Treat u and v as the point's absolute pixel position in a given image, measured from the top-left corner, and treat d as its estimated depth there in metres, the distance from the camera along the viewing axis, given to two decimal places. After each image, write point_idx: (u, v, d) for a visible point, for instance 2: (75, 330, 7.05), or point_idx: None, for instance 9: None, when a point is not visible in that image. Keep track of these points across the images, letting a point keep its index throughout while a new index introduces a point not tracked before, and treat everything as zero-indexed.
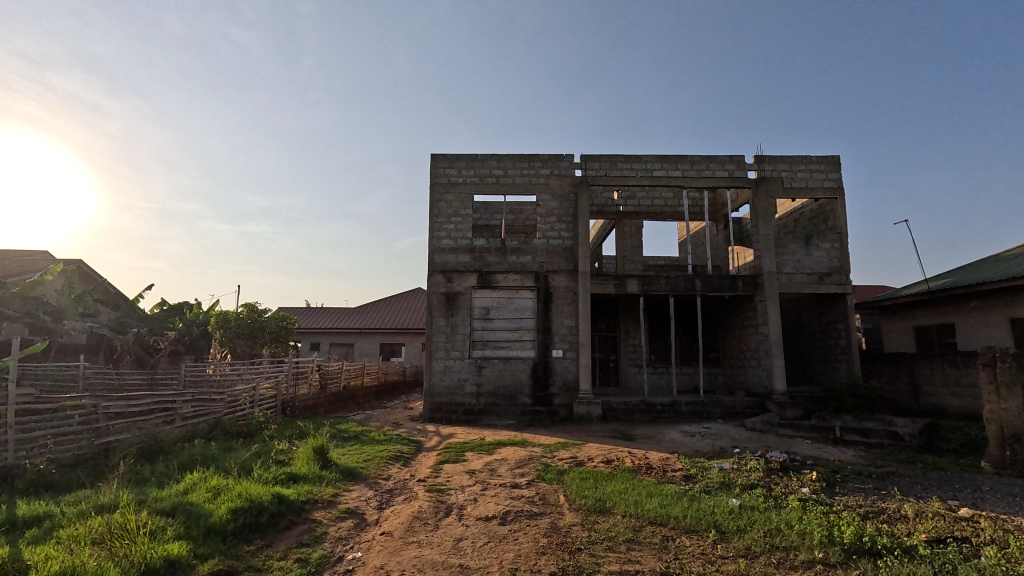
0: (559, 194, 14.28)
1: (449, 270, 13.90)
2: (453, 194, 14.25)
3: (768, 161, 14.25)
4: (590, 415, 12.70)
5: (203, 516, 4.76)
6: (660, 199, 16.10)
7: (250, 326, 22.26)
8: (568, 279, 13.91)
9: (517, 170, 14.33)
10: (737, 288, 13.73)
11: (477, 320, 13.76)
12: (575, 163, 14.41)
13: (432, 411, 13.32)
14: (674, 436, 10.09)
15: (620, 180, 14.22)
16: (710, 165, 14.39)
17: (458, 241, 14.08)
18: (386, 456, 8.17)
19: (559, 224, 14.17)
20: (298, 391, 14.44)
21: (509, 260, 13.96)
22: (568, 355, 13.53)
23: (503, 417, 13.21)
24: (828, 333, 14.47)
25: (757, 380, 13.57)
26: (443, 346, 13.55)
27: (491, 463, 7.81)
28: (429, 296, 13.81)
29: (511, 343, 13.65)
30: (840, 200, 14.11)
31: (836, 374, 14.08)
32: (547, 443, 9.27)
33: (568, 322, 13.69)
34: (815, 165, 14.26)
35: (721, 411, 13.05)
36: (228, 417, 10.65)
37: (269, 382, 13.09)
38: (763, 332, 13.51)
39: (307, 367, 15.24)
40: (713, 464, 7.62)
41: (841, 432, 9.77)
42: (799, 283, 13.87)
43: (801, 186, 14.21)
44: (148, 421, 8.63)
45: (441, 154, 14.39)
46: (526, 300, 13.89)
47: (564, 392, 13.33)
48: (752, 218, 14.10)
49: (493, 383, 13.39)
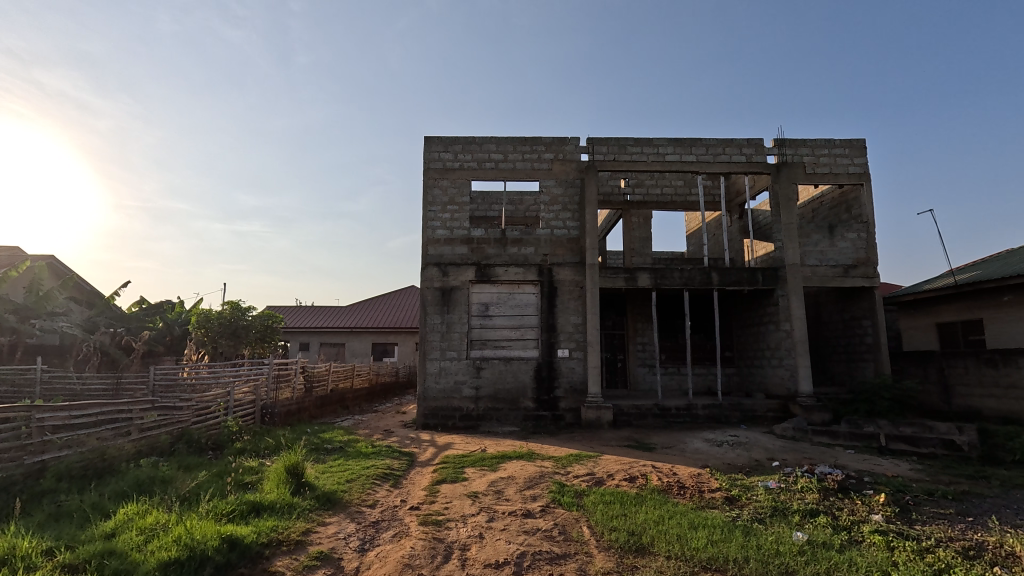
0: (564, 180, 13.16)
1: (445, 263, 12.75)
2: (448, 180, 13.10)
3: (789, 145, 13.22)
4: (599, 420, 11.60)
5: (124, 573, 3.59)
6: (669, 186, 15.48)
7: (233, 324, 20.85)
8: (574, 272, 12.79)
9: (518, 154, 13.20)
10: (757, 282, 12.68)
11: (475, 318, 12.62)
12: (582, 147, 13.31)
13: (426, 417, 12.16)
14: (699, 446, 8.99)
15: (630, 166, 13.15)
16: (726, 149, 13.32)
17: (454, 231, 12.94)
18: (372, 475, 7.00)
19: (564, 213, 13.07)
20: (280, 394, 13.25)
21: (509, 252, 12.85)
22: (575, 355, 12.41)
23: (504, 423, 12.07)
24: (852, 330, 13.46)
25: (779, 381, 12.53)
26: (438, 346, 12.41)
27: (495, 483, 6.66)
28: (423, 291, 12.66)
29: (513, 343, 12.52)
30: (865, 186, 13.10)
31: (863, 373, 13.06)
32: (559, 456, 8.17)
33: (575, 319, 12.57)
34: (839, 149, 13.25)
35: (742, 415, 11.99)
36: (196, 427, 9.43)
37: (247, 386, 11.89)
38: (786, 329, 12.47)
39: (291, 369, 14.06)
40: (757, 482, 6.52)
41: (887, 441, 8.62)
42: (824, 276, 12.82)
43: (823, 172, 13.19)
44: (97, 434, 7.41)
45: (436, 136, 13.24)
46: (528, 295, 12.77)
47: (571, 396, 12.22)
48: (772, 206, 13.06)
49: (492, 386, 12.25)
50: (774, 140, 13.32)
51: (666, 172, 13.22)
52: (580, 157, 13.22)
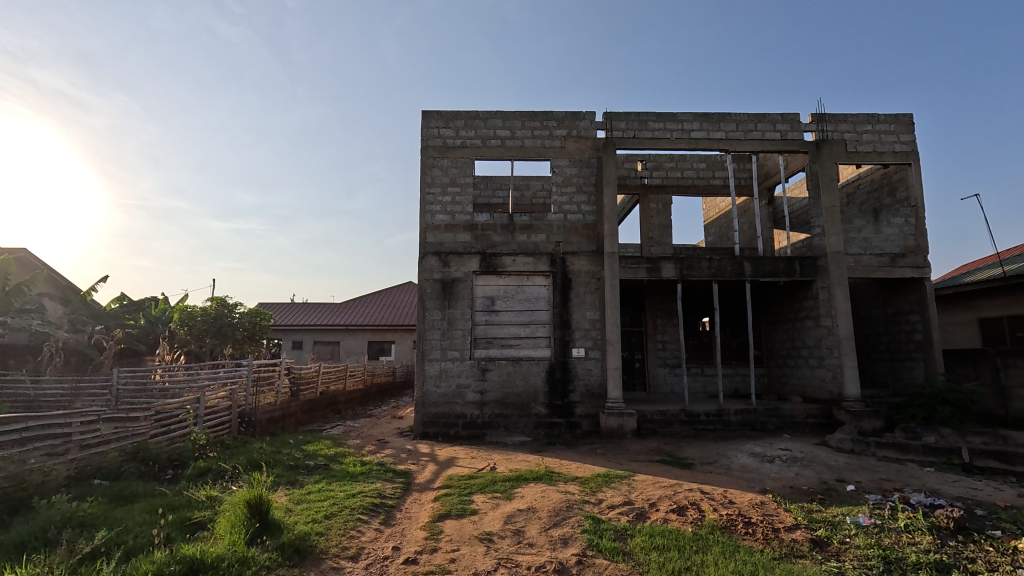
0: (579, 159, 11.79)
1: (445, 252, 11.38)
2: (449, 159, 11.72)
3: (829, 121, 11.88)
4: (621, 429, 10.24)
5: None
6: (691, 169, 14.22)
7: (217, 322, 19.48)
8: (590, 262, 11.42)
9: (527, 130, 11.83)
10: (794, 273, 11.35)
11: (480, 313, 11.25)
12: (598, 123, 11.95)
13: (425, 426, 10.79)
14: (745, 461, 7.67)
15: (652, 143, 11.80)
16: (759, 125, 11.96)
17: (455, 216, 11.58)
18: (358, 507, 5.60)
19: (578, 195, 11.69)
20: (261, 400, 11.86)
21: (518, 240, 11.50)
22: (592, 356, 11.05)
23: (513, 431, 10.72)
24: (898, 326, 12.15)
25: (819, 383, 11.22)
26: (438, 346, 11.03)
27: (513, 519, 5.28)
28: (421, 283, 11.28)
29: (522, 341, 11.16)
30: (913, 166, 11.77)
31: (911, 374, 11.73)
32: (585, 478, 6.82)
33: (592, 315, 11.22)
34: (884, 125, 11.92)
35: (779, 421, 10.68)
36: (155, 442, 8.01)
37: (222, 392, 10.46)
38: (828, 325, 11.14)
39: (273, 371, 12.66)
40: (843, 517, 5.18)
41: (971, 457, 7.28)
42: (868, 267, 11.49)
43: (867, 150, 11.85)
44: (21, 455, 6.00)
45: (435, 110, 11.86)
46: (539, 288, 11.40)
47: (588, 401, 10.87)
48: (811, 188, 11.70)
49: (499, 390, 10.89)
50: (812, 114, 11.97)
51: (691, 151, 11.89)
52: (596, 133, 11.87)
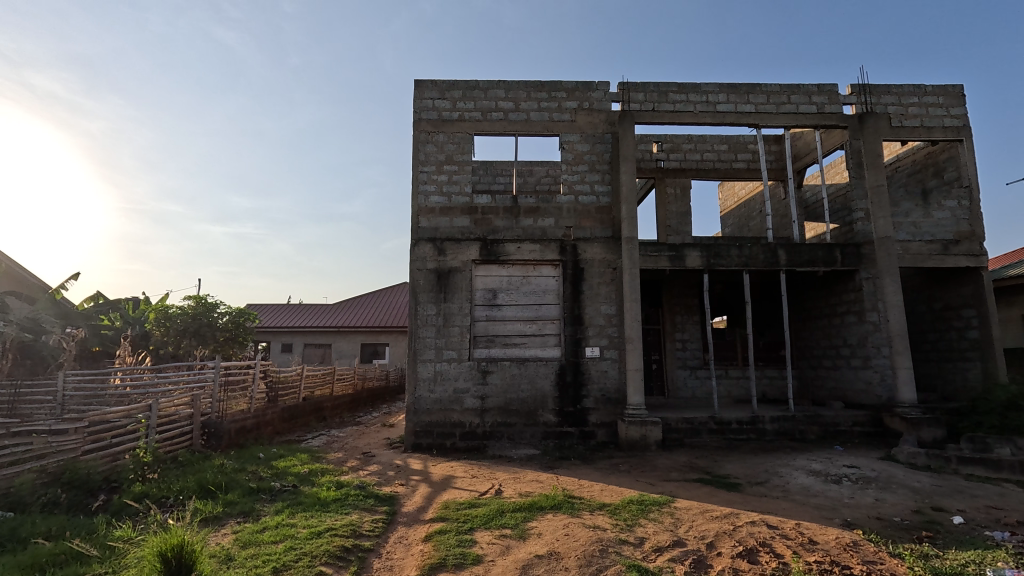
0: (591, 134, 10.47)
1: (441, 238, 10.03)
2: (445, 135, 10.39)
3: (871, 92, 10.61)
4: (644, 440, 8.84)
5: None
6: (711, 150, 12.97)
7: (195, 322, 18.01)
8: (605, 249, 10.09)
9: (533, 102, 10.51)
10: (835, 261, 10.06)
11: (480, 308, 9.89)
12: (612, 94, 10.65)
13: (417, 436, 9.39)
14: (803, 481, 6.31)
15: (674, 116, 10.50)
16: (792, 97, 10.67)
17: (452, 197, 10.22)
18: (322, 553, 4.18)
19: (591, 174, 10.36)
20: (231, 406, 10.40)
21: (523, 225, 10.16)
22: (608, 356, 9.69)
23: (518, 443, 9.33)
24: (947, 322, 10.85)
25: (865, 387, 9.91)
26: (433, 345, 9.65)
27: (532, 571, 3.88)
28: (414, 274, 9.90)
29: (528, 340, 9.78)
30: (965, 143, 10.51)
31: (965, 376, 10.41)
32: (616, 506, 5.44)
33: (607, 310, 9.86)
34: (932, 98, 10.66)
35: (821, 430, 9.35)
36: (87, 460, 6.58)
37: (183, 397, 9.03)
38: (874, 321, 9.84)
39: (247, 372, 11.21)
40: (979, 569, 3.81)
41: None
42: (918, 255, 10.20)
43: (913, 125, 10.58)
44: None
45: (430, 79, 10.53)
46: (547, 279, 10.05)
47: (604, 407, 9.50)
48: (853, 166, 10.41)
49: (502, 395, 9.52)
50: (851, 86, 10.71)
51: (717, 126, 10.59)
52: (611, 105, 10.57)
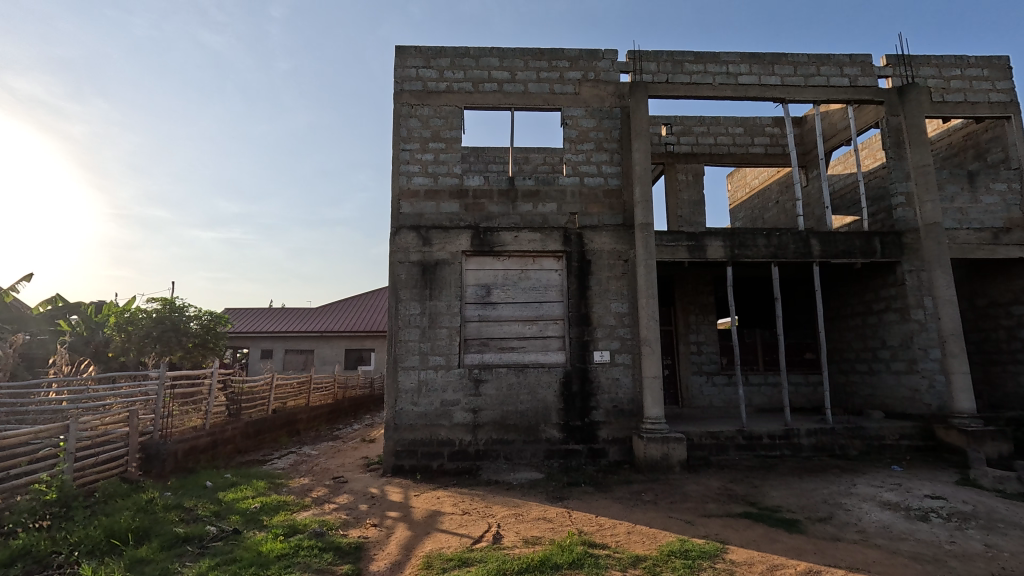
0: (598, 108, 9.19)
1: (426, 225, 8.68)
2: (431, 108, 9.05)
3: (908, 63, 9.47)
4: (665, 461, 7.50)
5: None
6: (725, 134, 11.76)
7: (159, 327, 16.40)
8: (615, 239, 8.79)
9: (532, 72, 9.23)
10: (875, 252, 8.87)
11: (472, 307, 8.53)
12: (620, 64, 9.40)
13: (398, 457, 7.99)
14: (880, 518, 5.02)
15: (691, 89, 9.26)
16: (822, 68, 9.49)
17: (439, 179, 8.87)
18: None
19: (598, 153, 9.08)
20: (181, 423, 8.87)
21: (521, 211, 8.85)
22: (620, 361, 8.38)
23: (517, 464, 7.96)
24: (994, 321, 9.71)
25: (910, 395, 8.71)
26: (417, 350, 8.26)
27: None
28: (395, 267, 8.52)
29: (527, 343, 8.44)
30: (1014, 120, 9.38)
31: (1016, 381, 9.26)
32: (657, 563, 4.07)
33: (619, 308, 8.56)
34: (976, 70, 9.54)
35: (865, 446, 8.12)
36: None
37: (118, 415, 7.54)
38: (920, 320, 8.67)
39: (202, 383, 9.67)
40: None
41: None
42: (966, 245, 9.04)
43: (956, 100, 9.44)
44: None
45: (413, 45, 9.20)
46: (549, 274, 8.72)
47: (616, 421, 8.19)
48: (892, 146, 9.36)
49: (498, 408, 8.15)
50: (887, 56, 9.57)
51: (739, 100, 9.37)
52: (619, 76, 9.31)
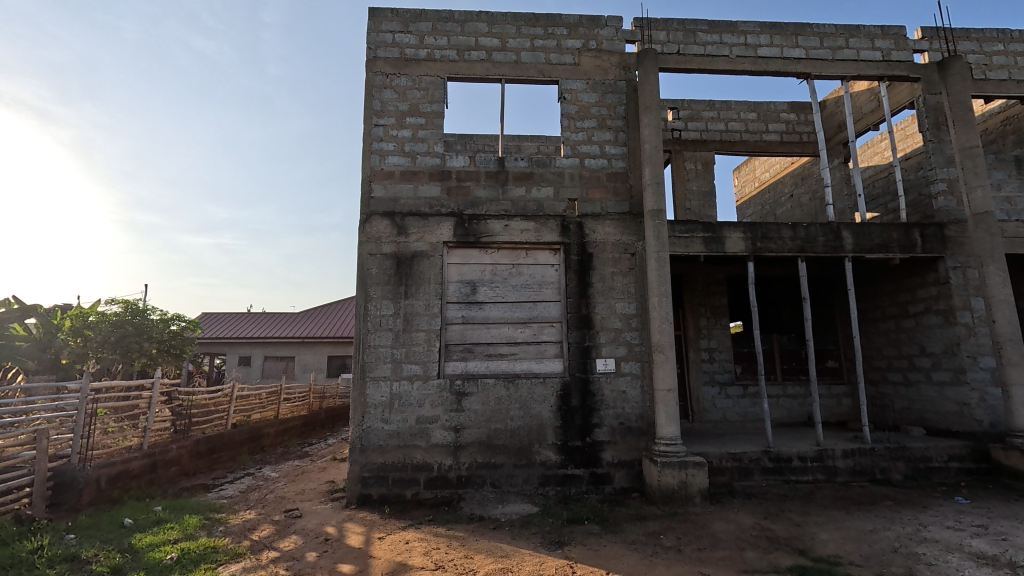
0: (600, 82, 8.06)
1: (402, 212, 7.46)
2: (409, 78, 7.86)
3: (947, 36, 8.45)
4: (683, 490, 6.30)
5: None
6: (737, 119, 10.69)
7: (118, 332, 14.95)
8: (621, 229, 7.63)
9: (525, 40, 8.07)
10: (915, 246, 7.78)
11: (454, 307, 7.31)
12: (626, 33, 8.29)
13: (365, 485, 6.71)
14: None
15: (705, 61, 8.17)
16: (852, 40, 8.43)
17: (417, 158, 7.67)
18: None
19: (601, 131, 7.93)
20: (110, 445, 7.49)
21: (512, 197, 7.66)
22: (626, 371, 7.18)
23: (506, 493, 6.72)
24: None
25: (956, 409, 7.59)
26: (389, 358, 7.01)
27: None
28: (365, 260, 7.28)
29: (519, 350, 7.22)
30: None
31: None
32: None
33: (625, 309, 7.37)
34: (1020, 45, 8.54)
35: (910, 469, 6.98)
36: None
37: (20, 435, 6.19)
38: (967, 323, 7.57)
39: (142, 396, 8.30)
40: None
41: None
42: (1016, 238, 7.98)
43: (1001, 76, 8.39)
44: None
45: (389, 8, 8.02)
46: (544, 269, 7.52)
47: (622, 441, 6.99)
48: (931, 128, 8.31)
49: (484, 426, 6.91)
50: (923, 29, 8.54)
51: (759, 75, 8.29)
52: (625, 46, 8.20)
